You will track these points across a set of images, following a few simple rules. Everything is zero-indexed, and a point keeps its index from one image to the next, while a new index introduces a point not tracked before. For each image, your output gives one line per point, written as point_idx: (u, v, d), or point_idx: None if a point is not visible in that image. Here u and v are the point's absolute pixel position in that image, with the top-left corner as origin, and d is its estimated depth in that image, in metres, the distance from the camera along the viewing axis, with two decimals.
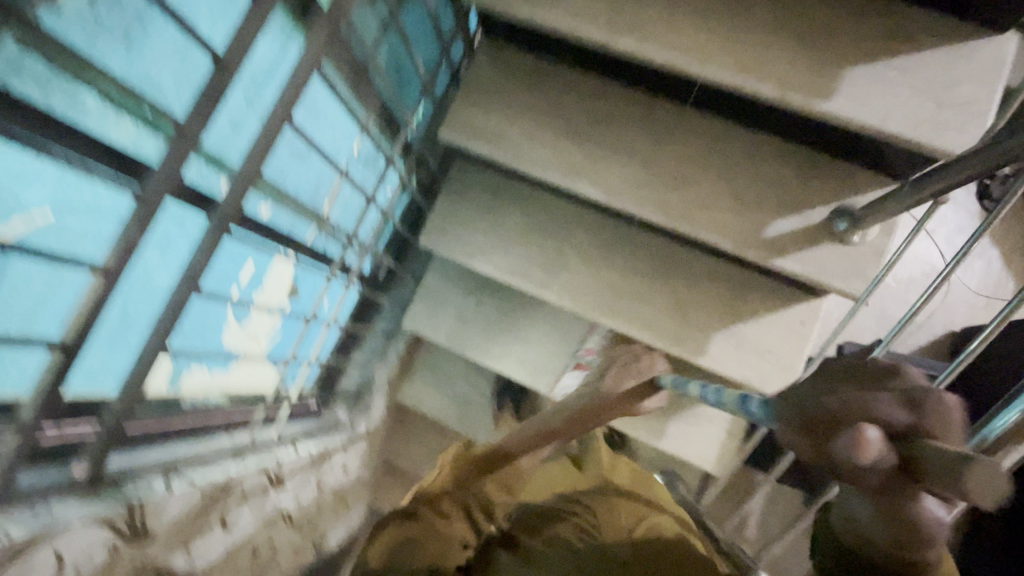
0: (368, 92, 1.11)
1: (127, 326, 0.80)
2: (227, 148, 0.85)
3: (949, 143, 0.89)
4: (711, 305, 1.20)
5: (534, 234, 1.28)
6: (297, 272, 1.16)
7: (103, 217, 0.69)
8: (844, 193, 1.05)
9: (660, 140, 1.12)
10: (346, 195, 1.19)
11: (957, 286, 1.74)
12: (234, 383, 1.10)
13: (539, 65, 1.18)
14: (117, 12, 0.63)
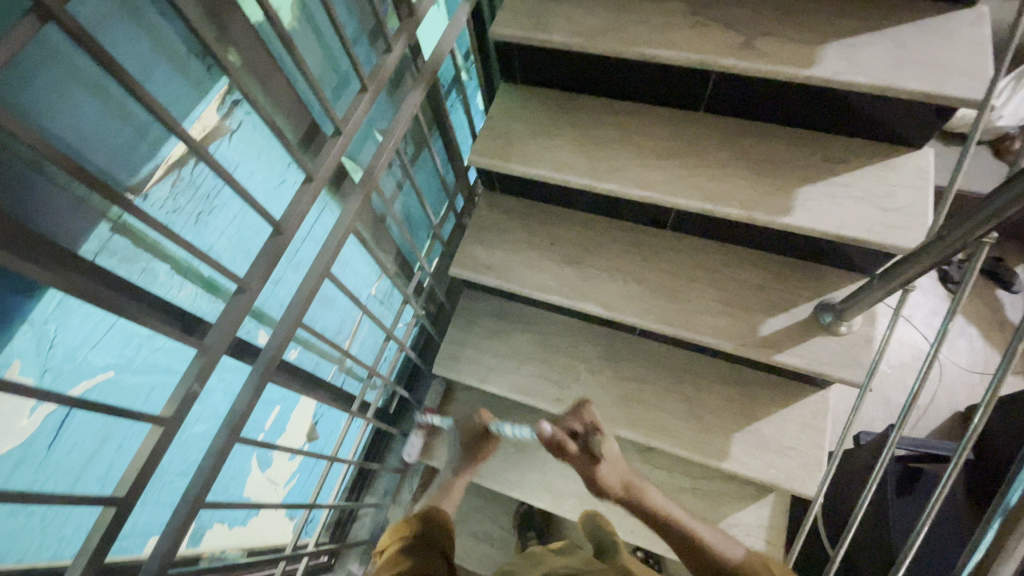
0: (386, 239, 1.27)
1: (158, 482, 0.85)
2: (269, 301, 0.96)
3: (903, 240, 1.03)
4: (723, 406, 1.24)
5: (543, 352, 1.35)
6: (317, 411, 1.19)
7: (160, 371, 0.79)
8: (821, 290, 1.17)
9: (647, 259, 1.26)
10: (365, 331, 1.29)
11: (948, 365, 1.81)
12: (250, 536, 1.08)
13: (533, 207, 1.36)
14: (193, 196, 0.77)
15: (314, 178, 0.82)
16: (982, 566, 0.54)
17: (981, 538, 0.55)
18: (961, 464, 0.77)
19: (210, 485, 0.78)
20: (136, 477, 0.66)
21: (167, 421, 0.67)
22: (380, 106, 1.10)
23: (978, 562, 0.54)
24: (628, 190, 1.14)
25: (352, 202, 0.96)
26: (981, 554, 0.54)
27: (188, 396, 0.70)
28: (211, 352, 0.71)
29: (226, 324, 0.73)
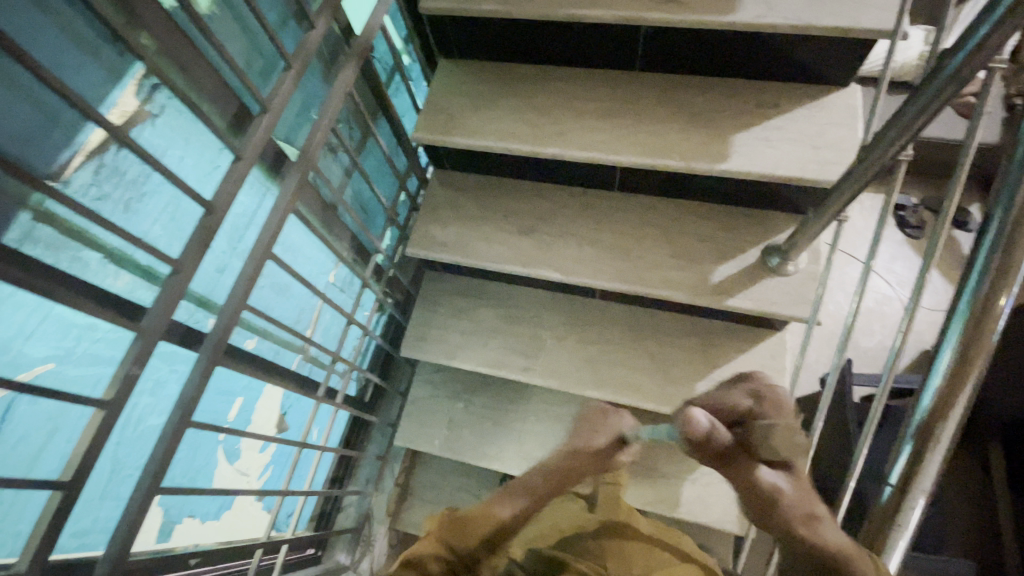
0: (339, 227, 1.26)
1: (116, 477, 0.84)
2: (213, 289, 0.96)
3: (833, 175, 1.06)
4: (685, 357, 1.26)
5: (508, 324, 1.37)
6: (284, 401, 1.19)
7: (102, 360, 0.79)
8: (767, 233, 1.20)
9: (599, 222, 1.27)
10: (327, 319, 1.29)
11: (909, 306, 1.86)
12: (225, 529, 1.07)
13: (483, 181, 1.37)
14: (119, 183, 0.78)
15: (243, 157, 0.86)
16: (903, 484, 0.47)
17: (899, 452, 0.48)
18: (888, 388, 0.75)
19: (165, 468, 0.79)
20: (81, 461, 0.66)
21: (108, 405, 0.68)
22: (314, 90, 1.11)
23: (902, 475, 0.47)
24: (571, 152, 1.16)
25: (289, 184, 0.97)
26: (902, 468, 0.47)
27: (127, 379, 0.71)
28: (148, 336, 0.73)
29: (163, 308, 0.75)
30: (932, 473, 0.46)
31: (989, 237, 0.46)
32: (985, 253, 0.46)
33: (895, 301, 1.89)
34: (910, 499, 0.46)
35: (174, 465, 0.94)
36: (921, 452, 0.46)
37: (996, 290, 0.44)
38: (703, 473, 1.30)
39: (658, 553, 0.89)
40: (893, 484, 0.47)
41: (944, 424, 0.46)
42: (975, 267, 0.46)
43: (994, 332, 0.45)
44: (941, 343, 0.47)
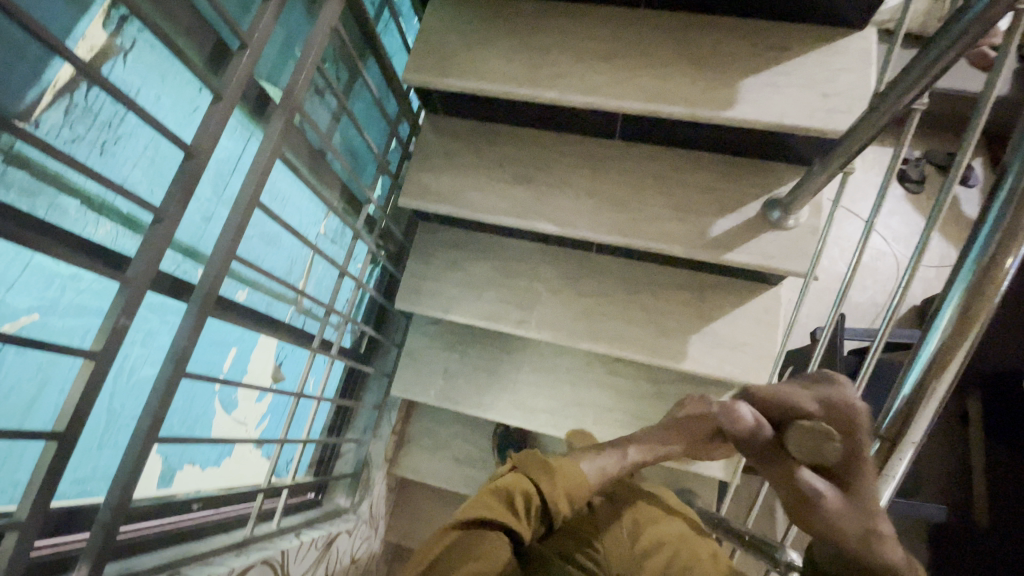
0: (329, 174, 1.21)
1: (113, 425, 0.84)
2: (199, 238, 0.93)
3: (841, 125, 1.02)
4: (680, 310, 1.27)
5: (503, 277, 1.35)
6: (279, 352, 1.18)
7: (89, 311, 0.76)
8: (770, 186, 1.17)
9: (598, 171, 1.24)
10: (319, 271, 1.27)
11: (902, 262, 1.87)
12: (226, 475, 1.09)
13: (479, 128, 1.31)
14: (92, 124, 0.73)
15: (223, 97, 0.81)
16: (893, 435, 0.50)
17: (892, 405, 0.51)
18: (884, 342, 0.76)
19: (161, 418, 0.79)
20: (75, 410, 0.66)
21: (97, 355, 0.67)
22: (297, 24, 1.03)
23: (892, 428, 0.50)
24: (571, 96, 1.11)
25: (274, 127, 0.92)
26: (893, 420, 0.50)
27: (117, 329, 0.69)
28: (135, 285, 0.71)
29: (149, 256, 0.72)
30: (922, 424, 0.49)
31: (1003, 194, 0.45)
32: (998, 209, 0.46)
33: (889, 256, 1.89)
34: (897, 451, 0.51)
35: (171, 414, 0.94)
36: (909, 411, 0.49)
37: (1004, 248, 0.45)
38: None
39: (648, 507, 0.94)
40: (883, 437, 0.51)
41: (937, 383, 0.48)
42: (985, 226, 0.46)
43: (997, 290, 0.45)
44: (940, 302, 0.48)
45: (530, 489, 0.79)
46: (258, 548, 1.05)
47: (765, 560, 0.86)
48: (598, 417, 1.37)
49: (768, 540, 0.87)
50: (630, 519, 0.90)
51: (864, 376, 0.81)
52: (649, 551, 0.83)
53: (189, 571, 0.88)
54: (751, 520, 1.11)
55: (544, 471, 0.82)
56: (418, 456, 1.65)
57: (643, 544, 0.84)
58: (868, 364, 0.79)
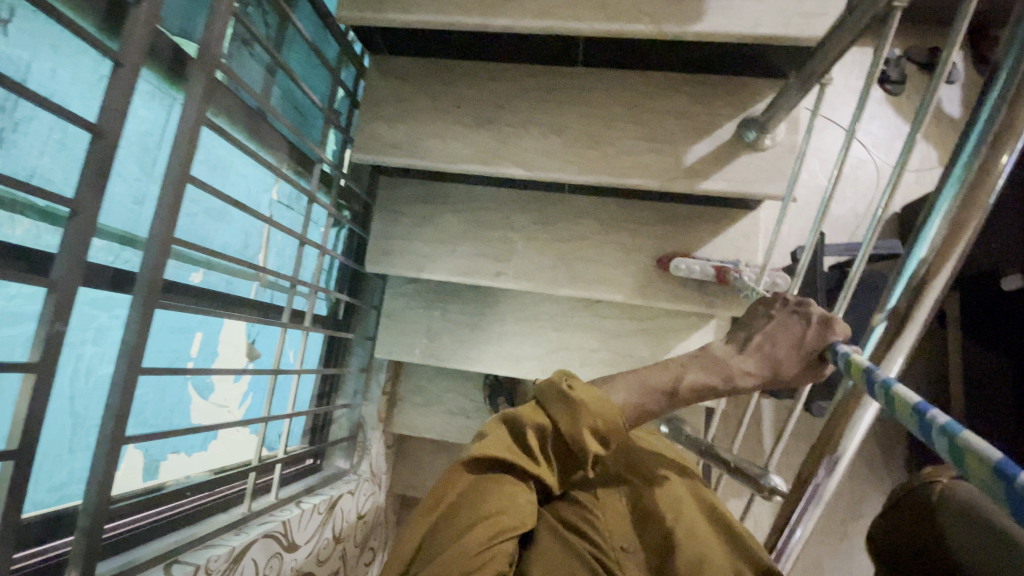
0: (271, 135, 1.11)
1: (81, 428, 0.81)
2: (133, 223, 0.86)
3: (819, 30, 0.94)
4: (657, 245, 1.23)
5: (476, 229, 1.30)
6: (250, 329, 1.14)
7: (25, 320, 0.71)
8: (745, 104, 1.10)
9: (564, 105, 1.15)
10: (279, 242, 1.20)
11: (883, 170, 1.83)
12: (214, 456, 1.08)
13: (431, 67, 1.20)
14: None
15: (125, 63, 0.71)
16: (892, 333, 0.59)
17: (890, 299, 0.59)
18: (865, 258, 0.78)
19: (125, 418, 0.75)
20: (25, 425, 0.63)
21: (36, 367, 0.63)
22: None
23: (887, 332, 0.59)
24: (526, 22, 1.00)
25: (195, 90, 0.82)
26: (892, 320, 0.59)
27: (52, 337, 0.64)
28: (63, 287, 0.65)
29: (72, 252, 0.66)
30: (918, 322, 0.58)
31: (989, 104, 0.52)
32: (986, 118, 0.52)
33: (870, 164, 1.85)
34: (894, 349, 0.59)
35: (143, 407, 0.91)
36: (909, 308, 0.58)
37: (994, 153, 0.51)
38: (675, 354, 1.35)
39: None
40: (880, 338, 0.60)
41: (934, 278, 0.56)
42: (971, 139, 0.53)
43: (987, 195, 0.53)
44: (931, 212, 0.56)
45: (550, 426, 0.68)
46: (259, 522, 1.07)
47: (751, 486, 0.89)
48: (585, 358, 1.38)
49: (750, 466, 0.91)
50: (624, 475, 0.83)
51: (849, 293, 0.80)
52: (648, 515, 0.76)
53: (188, 558, 0.88)
54: (735, 443, 1.15)
55: (560, 401, 0.69)
56: (413, 413, 1.66)
57: (639, 509, 0.78)
58: (850, 283, 0.78)
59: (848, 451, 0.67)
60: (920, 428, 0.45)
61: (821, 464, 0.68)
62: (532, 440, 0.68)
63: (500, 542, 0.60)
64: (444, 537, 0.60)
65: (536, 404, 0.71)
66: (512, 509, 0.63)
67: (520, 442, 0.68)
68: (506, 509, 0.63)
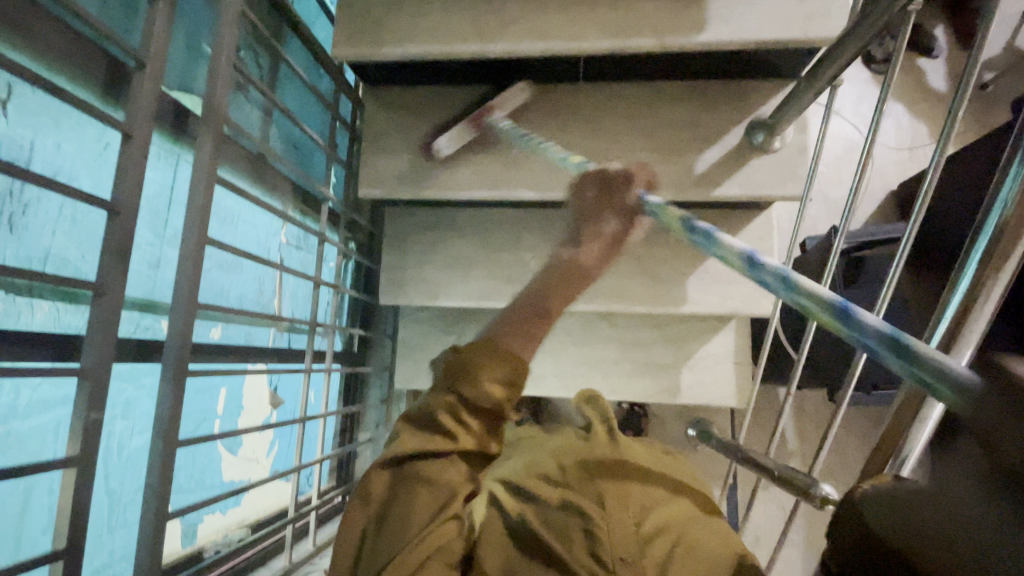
0: (275, 179, 1.09)
1: (119, 505, 0.79)
2: (152, 288, 0.84)
3: (825, 30, 0.93)
4: (672, 254, 1.23)
5: (488, 252, 1.29)
6: (271, 378, 1.12)
7: (55, 408, 0.69)
8: (752, 107, 1.09)
9: (568, 120, 1.14)
10: (292, 284, 1.17)
11: (878, 149, 1.83)
12: (250, 510, 1.06)
13: (430, 91, 1.18)
14: None
15: (134, 133, 0.69)
16: (953, 332, 0.54)
17: (952, 294, 0.55)
18: (905, 257, 0.76)
19: (166, 495, 0.73)
20: (70, 522, 0.62)
21: (77, 460, 0.62)
22: (196, 13, 0.90)
23: (949, 330, 0.54)
24: (527, 45, 0.98)
25: (203, 147, 0.80)
26: (953, 317, 0.54)
27: (90, 426, 0.63)
28: (95, 374, 0.63)
29: (99, 337, 0.64)
30: (980, 321, 0.53)
31: None
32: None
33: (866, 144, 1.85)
34: (956, 348, 0.54)
35: (176, 472, 0.89)
36: (969, 308, 0.53)
37: None
38: (697, 359, 1.35)
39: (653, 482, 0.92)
40: (942, 336, 0.55)
41: (998, 273, 0.52)
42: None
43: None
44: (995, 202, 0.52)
45: (456, 398, 0.76)
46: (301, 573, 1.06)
47: (797, 495, 0.89)
48: (606, 371, 1.37)
49: (794, 474, 0.90)
50: (635, 498, 0.87)
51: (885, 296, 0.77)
52: (654, 534, 0.81)
53: None
54: (770, 445, 1.14)
55: (457, 373, 0.76)
56: None
57: (648, 528, 0.82)
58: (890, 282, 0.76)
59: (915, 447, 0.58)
60: (853, 331, 0.47)
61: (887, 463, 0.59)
62: (443, 419, 0.75)
63: (444, 521, 0.72)
64: (389, 531, 0.70)
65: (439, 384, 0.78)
66: (433, 496, 0.72)
67: (432, 423, 0.77)
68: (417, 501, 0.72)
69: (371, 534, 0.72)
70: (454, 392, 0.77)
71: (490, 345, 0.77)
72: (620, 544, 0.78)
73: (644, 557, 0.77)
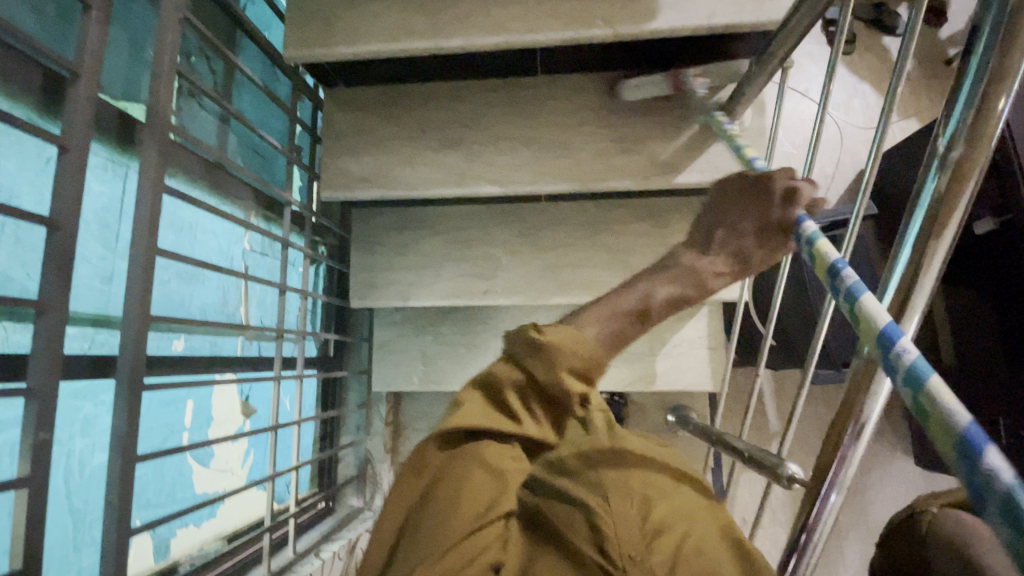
0: (234, 185, 1.08)
1: (84, 524, 0.78)
2: (106, 302, 0.82)
3: (773, 13, 0.94)
4: (641, 243, 1.23)
5: (458, 250, 1.29)
6: (241, 387, 1.11)
7: (7, 429, 0.67)
8: (710, 93, 1.10)
9: (529, 114, 1.13)
10: (258, 292, 1.16)
11: (845, 130, 1.85)
12: (226, 522, 1.05)
13: (389, 90, 1.17)
14: None
15: (71, 145, 0.67)
16: (901, 300, 0.54)
17: (895, 264, 0.54)
18: (858, 228, 0.75)
19: (127, 511, 0.72)
20: (25, 543, 0.61)
21: (27, 480, 0.61)
22: (138, 23, 0.89)
23: (897, 300, 0.54)
24: (481, 39, 0.98)
25: (149, 157, 0.78)
26: (899, 283, 0.53)
27: (39, 446, 0.62)
28: (43, 393, 0.62)
29: (44, 356, 0.63)
30: (924, 290, 0.53)
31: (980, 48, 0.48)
32: (977, 64, 0.48)
33: (833, 125, 1.86)
34: (906, 317, 0.54)
35: (143, 487, 0.88)
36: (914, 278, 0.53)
37: (992, 96, 0.47)
38: (672, 346, 1.36)
39: None
40: (889, 307, 0.54)
41: (937, 240, 0.51)
42: (965, 89, 0.49)
43: (988, 138, 0.48)
44: (930, 166, 0.51)
45: (525, 377, 0.66)
46: None
47: (767, 475, 0.90)
48: None
49: (764, 455, 0.91)
50: None
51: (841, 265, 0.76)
52: None
53: None
54: (745, 427, 1.15)
55: (532, 349, 0.65)
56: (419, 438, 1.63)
57: None
58: (846, 252, 0.75)
59: (870, 420, 0.60)
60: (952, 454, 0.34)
61: (845, 435, 0.61)
62: (513, 397, 0.66)
63: (496, 516, 0.60)
64: (430, 515, 0.58)
65: (507, 358, 0.69)
66: (487, 483, 0.61)
67: (499, 402, 0.67)
68: (460, 484, 0.60)
69: (413, 517, 0.60)
70: (522, 369, 0.67)
71: (577, 324, 0.67)
72: None
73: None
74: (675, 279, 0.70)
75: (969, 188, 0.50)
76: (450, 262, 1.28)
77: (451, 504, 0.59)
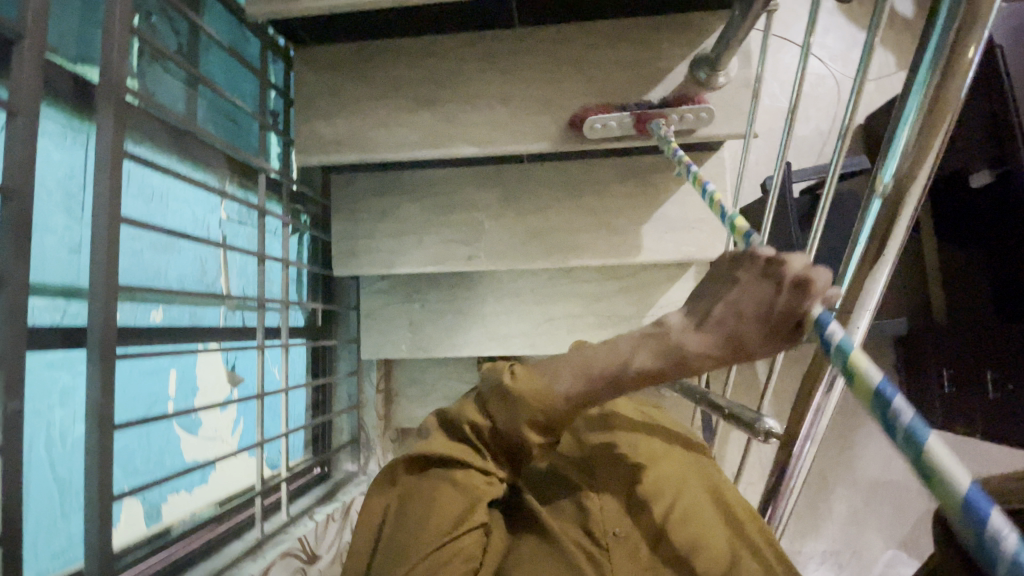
0: (204, 151, 1.05)
1: (70, 491, 0.80)
2: (74, 274, 0.81)
3: None
4: (625, 203, 1.21)
5: (441, 214, 1.26)
6: (226, 357, 1.10)
7: None
8: (695, 42, 1.05)
9: (506, 71, 1.09)
10: (238, 261, 1.15)
11: (842, 83, 1.78)
12: (218, 487, 1.07)
13: (361, 48, 1.13)
14: None
15: (19, 110, 0.65)
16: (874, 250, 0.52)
17: (868, 212, 0.53)
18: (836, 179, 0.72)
19: (109, 479, 0.73)
20: (4, 509, 0.62)
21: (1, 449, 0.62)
22: None
23: (872, 247, 0.52)
24: None
25: (105, 122, 0.75)
26: (869, 238, 0.52)
27: (11, 416, 0.63)
28: (9, 363, 0.62)
29: (8, 328, 0.63)
30: (898, 237, 0.52)
31: None
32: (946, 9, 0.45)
33: (830, 77, 1.80)
34: (882, 262, 0.52)
35: (130, 456, 0.90)
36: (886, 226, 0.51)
37: (964, 37, 0.44)
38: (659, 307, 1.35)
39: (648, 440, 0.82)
40: (864, 255, 0.53)
41: (907, 193, 0.50)
42: (934, 40, 0.46)
43: (959, 86, 0.46)
44: (901, 117, 0.49)
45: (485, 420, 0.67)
46: (274, 544, 1.08)
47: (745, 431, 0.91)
48: (571, 326, 1.37)
49: (745, 412, 0.91)
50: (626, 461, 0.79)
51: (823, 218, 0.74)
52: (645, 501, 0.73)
53: None
54: (729, 386, 1.15)
55: (500, 399, 0.65)
56: (409, 405, 1.62)
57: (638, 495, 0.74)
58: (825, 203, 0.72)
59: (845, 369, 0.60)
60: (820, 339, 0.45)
61: (818, 385, 0.61)
62: (468, 433, 0.68)
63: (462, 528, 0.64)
64: (402, 530, 0.64)
65: (477, 397, 0.69)
66: (454, 499, 0.65)
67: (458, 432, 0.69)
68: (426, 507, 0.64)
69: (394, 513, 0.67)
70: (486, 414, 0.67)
71: (549, 377, 0.63)
72: (611, 516, 0.71)
73: (639, 523, 0.71)
74: (646, 345, 0.59)
75: (939, 137, 0.48)
76: (432, 228, 1.26)
77: (421, 517, 0.64)
